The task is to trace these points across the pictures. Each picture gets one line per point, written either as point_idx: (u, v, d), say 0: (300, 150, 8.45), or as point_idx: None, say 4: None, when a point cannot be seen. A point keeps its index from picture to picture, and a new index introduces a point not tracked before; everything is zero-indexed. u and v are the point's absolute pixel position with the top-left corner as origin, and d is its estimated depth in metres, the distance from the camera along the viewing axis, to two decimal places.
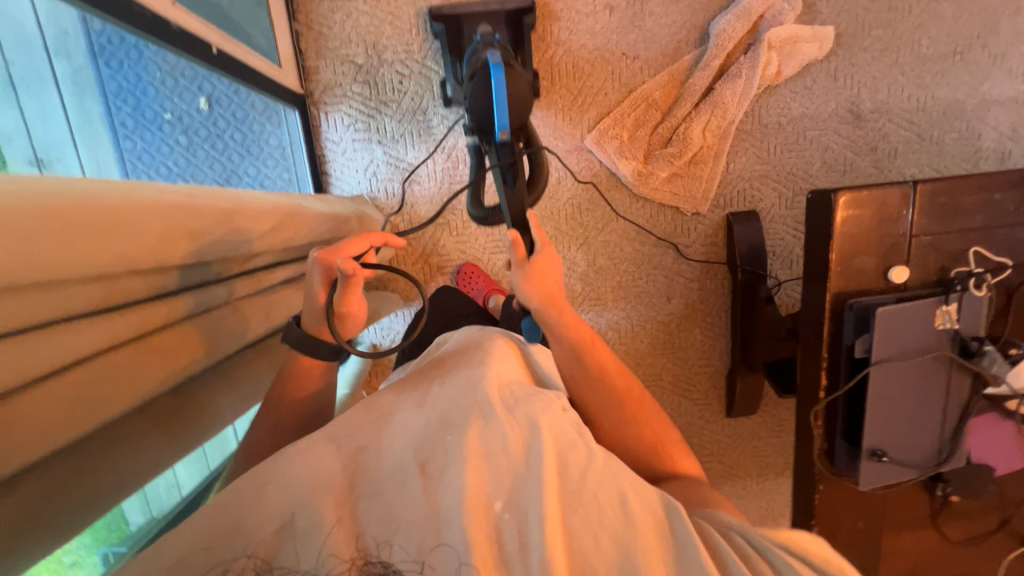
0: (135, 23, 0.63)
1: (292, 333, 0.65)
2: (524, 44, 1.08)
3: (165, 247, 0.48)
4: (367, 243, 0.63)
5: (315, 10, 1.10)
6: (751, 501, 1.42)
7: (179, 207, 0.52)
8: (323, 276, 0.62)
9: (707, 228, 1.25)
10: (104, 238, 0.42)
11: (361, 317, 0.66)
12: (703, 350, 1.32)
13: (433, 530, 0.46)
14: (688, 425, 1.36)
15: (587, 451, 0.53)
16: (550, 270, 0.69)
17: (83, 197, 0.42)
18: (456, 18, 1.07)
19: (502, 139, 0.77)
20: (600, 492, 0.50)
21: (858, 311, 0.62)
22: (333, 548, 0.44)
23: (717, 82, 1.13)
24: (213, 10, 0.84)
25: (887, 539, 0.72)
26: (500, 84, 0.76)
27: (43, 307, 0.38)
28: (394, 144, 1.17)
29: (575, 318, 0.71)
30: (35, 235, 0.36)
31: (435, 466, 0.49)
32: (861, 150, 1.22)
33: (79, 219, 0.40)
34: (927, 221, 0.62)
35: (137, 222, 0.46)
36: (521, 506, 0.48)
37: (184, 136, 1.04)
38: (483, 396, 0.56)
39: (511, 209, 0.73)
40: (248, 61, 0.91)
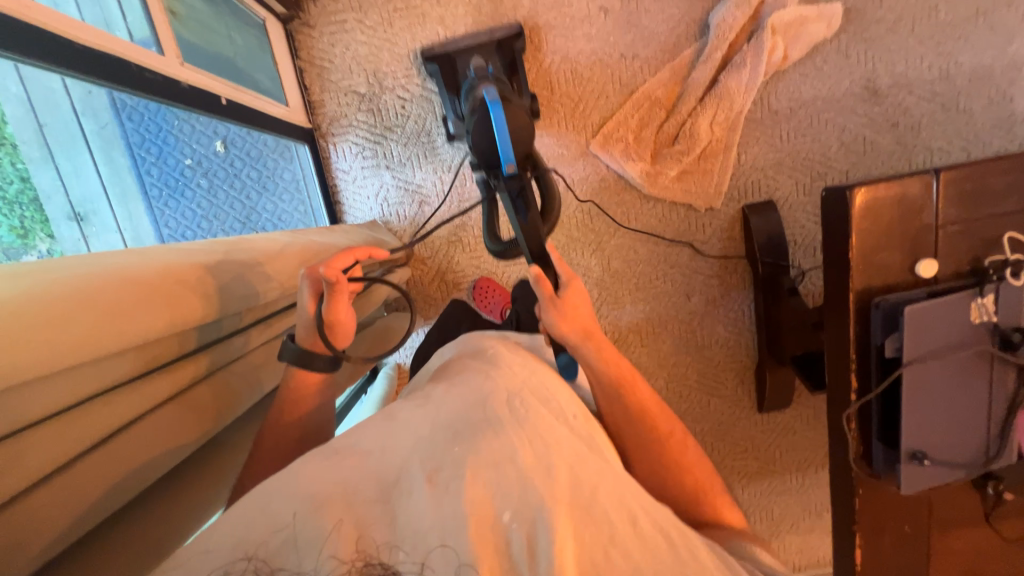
0: (151, 89, 0.67)
1: (286, 350, 0.65)
2: (520, 71, 1.08)
3: (184, 308, 0.50)
4: (353, 256, 0.64)
5: (316, 46, 1.13)
6: (792, 496, 1.38)
7: (195, 269, 0.55)
8: (311, 288, 0.64)
9: (722, 223, 1.22)
10: (133, 310, 0.44)
11: (351, 329, 0.66)
12: (728, 346, 1.29)
13: (440, 531, 0.44)
14: (718, 423, 1.33)
15: (598, 465, 0.54)
16: (580, 302, 0.69)
17: (109, 274, 0.45)
18: (447, 56, 1.08)
19: (509, 172, 0.76)
20: (611, 509, 0.50)
21: (886, 310, 0.59)
22: (333, 548, 0.41)
23: (721, 74, 1.10)
24: (218, 62, 0.88)
25: (936, 540, 0.69)
26: (500, 121, 0.76)
27: (81, 386, 0.41)
28: (402, 168, 1.19)
29: (614, 355, 0.71)
30: (74, 320, 0.39)
31: (444, 475, 0.47)
32: (881, 127, 1.17)
33: (110, 299, 0.43)
34: (953, 210, 0.59)
35: (161, 289, 0.49)
36: (533, 516, 0.46)
37: (204, 179, 1.02)
38: (491, 409, 0.55)
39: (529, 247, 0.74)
40: (258, 106, 0.95)
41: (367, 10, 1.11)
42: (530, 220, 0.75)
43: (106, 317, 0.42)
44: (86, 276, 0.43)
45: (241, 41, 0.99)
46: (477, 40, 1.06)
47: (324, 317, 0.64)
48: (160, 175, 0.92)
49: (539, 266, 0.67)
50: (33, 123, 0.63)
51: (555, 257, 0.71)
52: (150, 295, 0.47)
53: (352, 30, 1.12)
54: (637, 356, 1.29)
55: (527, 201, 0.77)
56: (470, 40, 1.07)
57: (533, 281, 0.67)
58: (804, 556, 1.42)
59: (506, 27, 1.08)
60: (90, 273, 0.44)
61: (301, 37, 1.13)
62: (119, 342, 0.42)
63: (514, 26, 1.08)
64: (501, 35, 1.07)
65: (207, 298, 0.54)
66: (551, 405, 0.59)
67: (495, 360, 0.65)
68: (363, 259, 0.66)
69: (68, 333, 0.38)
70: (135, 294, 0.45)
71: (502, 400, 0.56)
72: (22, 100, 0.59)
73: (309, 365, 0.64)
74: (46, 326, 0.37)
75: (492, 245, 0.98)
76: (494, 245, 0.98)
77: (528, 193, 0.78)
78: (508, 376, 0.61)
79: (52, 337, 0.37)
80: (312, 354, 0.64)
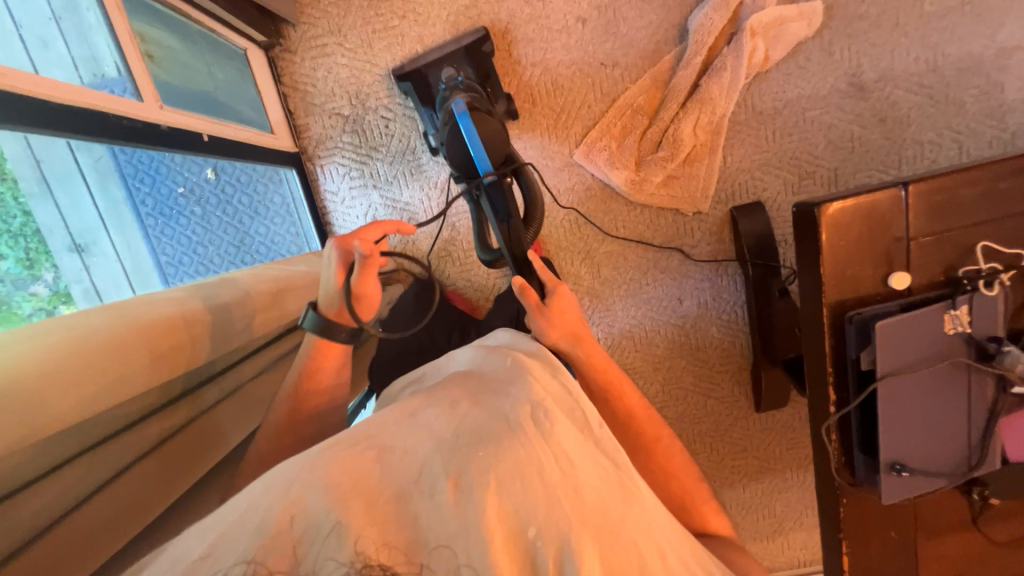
0: (132, 134, 0.70)
1: (309, 317, 0.71)
2: (492, 74, 1.08)
3: (167, 360, 0.58)
4: (381, 229, 0.72)
5: (297, 71, 1.14)
6: (793, 493, 1.38)
7: (176, 318, 0.61)
8: (341, 258, 0.71)
9: (711, 226, 1.22)
10: (113, 370, 0.51)
11: (376, 303, 0.72)
12: (722, 348, 1.29)
13: (458, 534, 0.45)
14: (716, 424, 1.34)
15: (623, 493, 0.55)
16: (567, 307, 0.79)
17: (94, 333, 0.52)
18: (418, 71, 1.08)
19: (489, 179, 0.86)
20: (636, 538, 0.52)
21: (860, 323, 0.59)
22: (331, 552, 0.43)
23: (702, 79, 1.10)
24: (201, 100, 0.91)
25: (924, 545, 0.70)
26: (469, 128, 0.85)
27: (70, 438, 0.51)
28: (389, 187, 1.21)
29: (600, 358, 0.78)
30: (61, 386, 0.46)
31: (468, 482, 0.48)
32: (867, 123, 1.16)
33: (90, 357, 0.50)
34: (925, 221, 0.59)
35: (142, 347, 0.55)
36: (557, 536, 0.47)
37: (198, 206, 1.03)
38: (516, 418, 0.55)
39: (512, 252, 0.89)
40: (238, 135, 0.96)
41: (346, 32, 1.12)
42: (514, 227, 0.89)
43: (69, 385, 0.47)
44: (62, 345, 0.48)
45: (222, 76, 1.02)
46: (444, 51, 1.07)
47: (354, 289, 0.70)
48: (155, 205, 0.92)
49: (523, 277, 0.79)
50: (32, 159, 0.65)
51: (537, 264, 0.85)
52: (118, 357, 0.52)
53: (333, 53, 1.13)
54: (632, 361, 1.30)
55: (510, 211, 0.89)
56: (438, 52, 1.08)
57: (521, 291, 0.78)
58: (808, 552, 1.43)
59: (471, 33, 1.08)
60: (80, 335, 0.50)
61: (282, 62, 1.14)
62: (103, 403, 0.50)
63: (479, 31, 1.07)
64: (468, 41, 1.07)
65: (185, 349, 0.61)
66: (576, 422, 0.59)
67: (517, 365, 0.64)
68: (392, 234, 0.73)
69: (51, 401, 0.45)
70: (119, 353, 0.52)
71: (528, 411, 0.56)
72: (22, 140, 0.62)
73: (332, 335, 0.71)
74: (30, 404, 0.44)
75: (483, 257, 1.03)
76: (484, 254, 1.01)
77: (507, 195, 0.89)
78: (530, 386, 0.60)
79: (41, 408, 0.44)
80: (335, 325, 0.71)
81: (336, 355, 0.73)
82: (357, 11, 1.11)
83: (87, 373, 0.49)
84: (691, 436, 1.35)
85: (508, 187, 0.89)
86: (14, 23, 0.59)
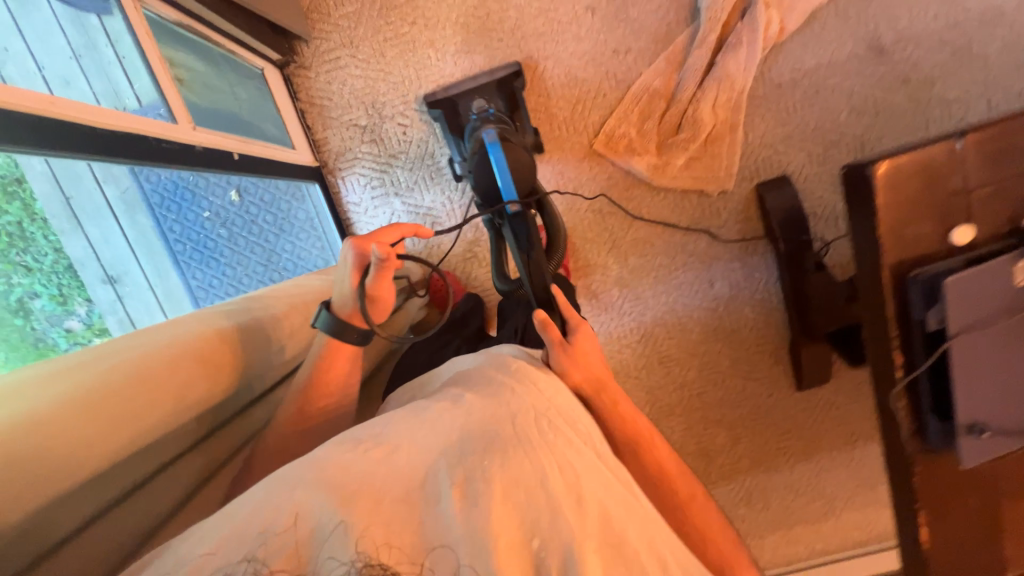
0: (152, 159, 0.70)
1: (324, 318, 0.70)
2: (521, 107, 1.10)
3: (189, 382, 0.59)
4: (399, 232, 0.70)
5: (313, 86, 1.16)
6: (842, 471, 1.34)
7: (202, 342, 0.62)
8: (357, 262, 0.69)
9: (737, 204, 1.20)
10: (130, 393, 0.52)
11: (390, 304, 0.72)
12: (758, 329, 1.26)
13: (462, 538, 0.45)
14: (757, 407, 1.31)
15: (626, 503, 0.53)
16: (590, 348, 0.72)
17: (115, 362, 0.53)
18: (450, 99, 1.11)
19: (513, 210, 0.82)
20: (644, 552, 0.50)
21: (925, 282, 0.58)
22: (333, 551, 0.43)
23: (718, 56, 1.09)
24: (228, 120, 0.93)
25: (1004, 509, 0.67)
26: (499, 159, 0.84)
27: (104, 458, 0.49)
28: (411, 193, 1.21)
29: (628, 411, 0.72)
30: (74, 410, 0.47)
31: (472, 485, 0.49)
32: (890, 86, 1.13)
33: (107, 384, 0.51)
34: (985, 171, 0.57)
35: (162, 371, 0.56)
36: (564, 548, 0.47)
37: (224, 228, 1.03)
38: (519, 422, 0.55)
39: (532, 284, 0.80)
40: (269, 153, 0.99)
41: (358, 43, 1.13)
42: (536, 259, 0.80)
43: (79, 408, 0.47)
44: (89, 378, 0.50)
45: (245, 95, 1.04)
46: (477, 82, 1.09)
47: (368, 291, 0.69)
48: (183, 231, 0.91)
49: (545, 312, 0.71)
50: (61, 197, 0.67)
51: (561, 300, 0.75)
52: (143, 386, 0.53)
53: (346, 65, 1.14)
54: (666, 348, 1.28)
55: (533, 241, 0.81)
56: (471, 82, 1.11)
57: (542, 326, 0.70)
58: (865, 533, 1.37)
59: (505, 67, 1.11)
60: (101, 365, 0.52)
61: (298, 79, 1.16)
62: (121, 426, 0.50)
63: (513, 64, 1.10)
64: (501, 74, 1.10)
65: (208, 370, 0.62)
66: (575, 432, 0.58)
67: (520, 371, 0.64)
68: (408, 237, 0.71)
69: (64, 424, 0.46)
70: (137, 378, 0.53)
71: (531, 416, 0.56)
72: (48, 176, 0.64)
73: (343, 337, 0.70)
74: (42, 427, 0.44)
75: (500, 283, 1.04)
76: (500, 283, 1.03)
77: (533, 228, 0.83)
78: (533, 392, 0.60)
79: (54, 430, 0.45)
80: (348, 326, 0.70)
81: (345, 363, 0.71)
82: (368, 21, 1.13)
83: (114, 404, 0.50)
84: (731, 420, 1.32)
85: (532, 219, 0.84)
86: (35, 62, 0.58)
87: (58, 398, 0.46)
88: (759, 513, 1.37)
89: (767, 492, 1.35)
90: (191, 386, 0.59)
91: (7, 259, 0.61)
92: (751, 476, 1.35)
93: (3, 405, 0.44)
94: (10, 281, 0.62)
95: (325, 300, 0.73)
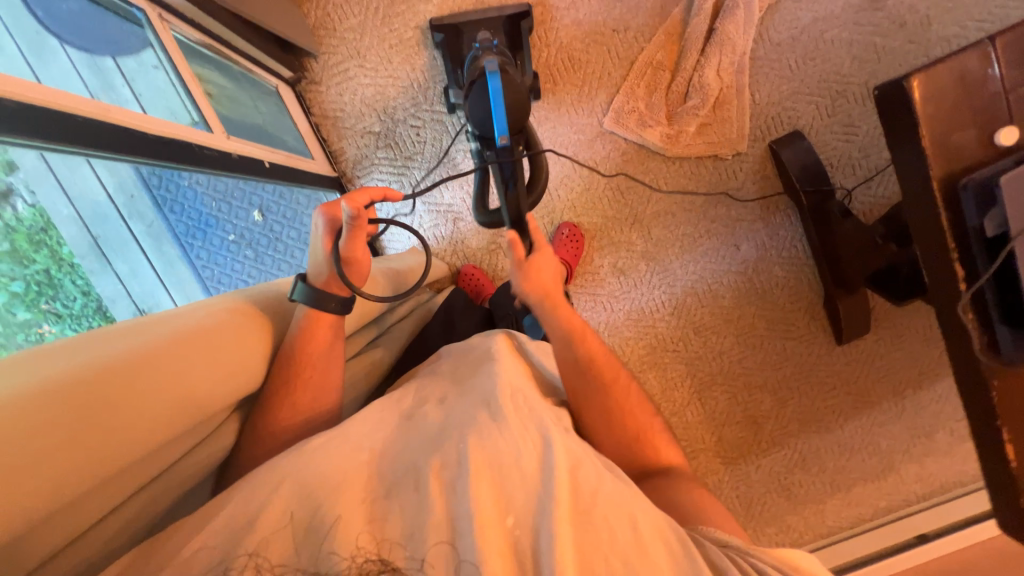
0: (125, 146, 0.68)
1: (299, 288, 0.70)
2: (523, 47, 1.12)
3: (209, 360, 0.57)
4: (368, 195, 0.70)
5: (326, 99, 1.23)
6: (899, 423, 1.27)
7: (215, 319, 0.61)
8: (328, 225, 0.71)
9: (752, 164, 1.21)
10: (146, 376, 0.51)
11: (365, 268, 0.74)
12: (789, 287, 1.25)
13: (442, 529, 0.50)
14: (799, 365, 1.28)
15: (596, 468, 0.56)
16: (545, 264, 0.77)
17: (130, 343, 0.52)
18: (455, 27, 1.13)
19: (502, 143, 0.74)
20: (613, 516, 0.51)
21: (976, 188, 0.58)
22: (333, 547, 0.48)
23: (716, 22, 1.14)
24: (247, 128, 1.02)
25: None
26: (497, 90, 0.74)
27: (131, 434, 0.48)
28: (430, 192, 1.23)
29: (571, 314, 0.77)
30: (87, 394, 0.46)
31: (448, 471, 0.53)
32: (888, 31, 1.15)
33: (120, 364, 0.49)
34: (1017, 71, 0.58)
35: (181, 350, 0.55)
36: (532, 520, 0.51)
37: (250, 249, 1.07)
38: (494, 405, 0.60)
39: (509, 217, 0.78)
40: (270, 157, 1.02)
41: (366, 53, 1.21)
42: (517, 196, 0.77)
43: (94, 392, 0.46)
44: (107, 355, 0.49)
45: (266, 109, 1.13)
46: (483, 15, 1.12)
47: (342, 255, 0.71)
48: (209, 256, 0.96)
49: (513, 232, 0.72)
50: (78, 219, 0.72)
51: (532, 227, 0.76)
52: (168, 367, 0.53)
53: (355, 76, 1.21)
54: (700, 317, 1.27)
55: (515, 177, 0.76)
56: (479, 15, 1.13)
57: (507, 244, 0.73)
58: (940, 494, 1.26)
59: (514, 7, 1.14)
60: (113, 346, 0.51)
61: (310, 94, 1.23)
62: (138, 408, 0.49)
63: (522, 5, 1.13)
64: (511, 12, 1.13)
65: (227, 348, 0.60)
66: (552, 416, 0.63)
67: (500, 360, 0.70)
68: (381, 200, 0.73)
69: (81, 406, 0.45)
70: (151, 358, 0.52)
71: (505, 399, 0.61)
72: (75, 219, 0.71)
73: (322, 306, 0.70)
74: (53, 409, 0.43)
75: (479, 218, 0.86)
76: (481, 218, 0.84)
77: (519, 167, 0.77)
78: (506, 374, 0.66)
79: (64, 415, 0.44)
80: (325, 294, 0.70)
81: (327, 335, 0.71)
82: (372, 31, 1.20)
83: (132, 389, 0.49)
84: (774, 383, 1.28)
85: (520, 153, 0.78)
86: (29, 66, 0.61)
87: (76, 372, 0.46)
88: (816, 478, 1.28)
89: (821, 456, 1.28)
90: (212, 374, 0.57)
91: (35, 308, 0.63)
92: (803, 440, 1.28)
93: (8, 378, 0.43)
94: (41, 329, 0.63)
95: (300, 274, 0.73)
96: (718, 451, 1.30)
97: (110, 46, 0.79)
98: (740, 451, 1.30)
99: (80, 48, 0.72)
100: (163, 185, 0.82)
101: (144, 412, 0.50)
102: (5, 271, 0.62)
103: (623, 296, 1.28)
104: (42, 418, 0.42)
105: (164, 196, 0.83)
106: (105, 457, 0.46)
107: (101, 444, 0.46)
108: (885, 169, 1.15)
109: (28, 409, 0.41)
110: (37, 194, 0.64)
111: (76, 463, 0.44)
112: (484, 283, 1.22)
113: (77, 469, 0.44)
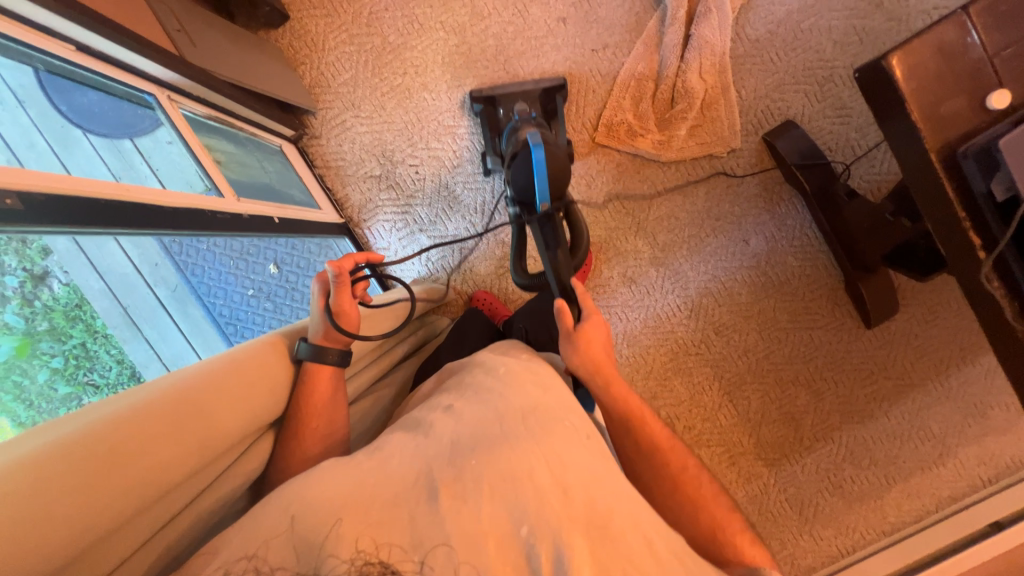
0: (119, 218, 0.71)
1: (303, 348, 0.71)
2: (557, 115, 1.18)
3: (213, 401, 0.57)
4: (353, 260, 0.76)
5: (327, 150, 1.30)
6: (946, 403, 1.20)
7: (224, 364, 0.61)
8: (320, 288, 0.74)
9: (749, 157, 1.22)
10: (152, 423, 0.51)
11: (354, 317, 0.74)
12: (807, 274, 1.22)
13: (450, 535, 0.49)
14: (831, 353, 1.23)
15: (613, 488, 0.55)
16: (598, 337, 0.76)
17: (140, 396, 0.53)
18: (493, 97, 1.20)
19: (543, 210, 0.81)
20: (629, 532, 0.51)
21: (977, 154, 0.57)
22: (333, 550, 0.48)
23: (692, 28, 1.18)
24: (260, 190, 1.09)
25: None
26: (539, 161, 0.78)
27: (136, 476, 0.49)
28: (434, 225, 1.27)
29: (624, 391, 0.72)
30: (97, 443, 0.47)
31: (459, 485, 0.52)
32: (866, 13, 1.16)
33: (129, 414, 0.50)
34: (998, 34, 0.58)
35: (187, 397, 0.55)
36: (545, 528, 0.50)
37: (269, 302, 1.06)
38: (507, 424, 0.59)
39: (557, 278, 0.81)
40: (269, 211, 1.06)
41: (359, 104, 1.28)
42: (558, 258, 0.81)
43: (102, 440, 0.47)
44: (139, 401, 0.52)
45: (272, 168, 1.21)
46: (522, 88, 1.18)
47: (332, 309, 0.73)
48: (231, 312, 0.96)
49: (561, 300, 0.77)
50: (98, 280, 0.73)
51: (581, 293, 0.79)
52: (171, 413, 0.53)
53: (352, 125, 1.28)
54: (717, 315, 1.25)
55: (557, 239, 0.82)
56: (517, 87, 1.20)
57: (557, 312, 0.76)
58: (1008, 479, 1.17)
59: (550, 79, 1.20)
60: (123, 402, 0.52)
61: (312, 148, 1.30)
62: (143, 453, 0.50)
63: (559, 79, 1.19)
64: (547, 84, 1.19)
65: (236, 390, 0.60)
66: (569, 425, 0.62)
67: (509, 373, 0.70)
68: (364, 262, 0.78)
69: (89, 456, 0.46)
70: (156, 406, 0.52)
71: (518, 417, 0.61)
72: (107, 294, 0.74)
73: (323, 359, 0.71)
74: (65, 461, 0.45)
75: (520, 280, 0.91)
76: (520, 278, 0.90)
77: (559, 231, 0.83)
78: (521, 392, 0.65)
79: (72, 462, 0.45)
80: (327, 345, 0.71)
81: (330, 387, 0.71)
82: (364, 83, 1.27)
83: (150, 432, 0.51)
84: (807, 377, 1.24)
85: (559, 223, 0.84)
86: (59, 160, 0.67)
87: (110, 417, 0.49)
88: (867, 471, 1.22)
89: (870, 446, 1.22)
90: (236, 412, 0.60)
91: (75, 382, 0.68)
92: (847, 432, 1.23)
93: (34, 438, 0.46)
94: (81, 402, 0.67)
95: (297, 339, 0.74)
96: (759, 453, 1.25)
97: (125, 134, 0.85)
98: (782, 452, 1.24)
99: (101, 139, 0.79)
100: (179, 249, 0.86)
101: (160, 454, 0.51)
102: (45, 349, 0.67)
103: (637, 305, 1.27)
104: (72, 467, 0.45)
105: (185, 261, 0.87)
106: (117, 500, 0.47)
107: (124, 484, 0.48)
108: (882, 146, 1.14)
109: (58, 452, 0.44)
110: (71, 273, 0.69)
111: (92, 508, 0.45)
112: (498, 307, 1.22)
113: (102, 506, 0.46)
